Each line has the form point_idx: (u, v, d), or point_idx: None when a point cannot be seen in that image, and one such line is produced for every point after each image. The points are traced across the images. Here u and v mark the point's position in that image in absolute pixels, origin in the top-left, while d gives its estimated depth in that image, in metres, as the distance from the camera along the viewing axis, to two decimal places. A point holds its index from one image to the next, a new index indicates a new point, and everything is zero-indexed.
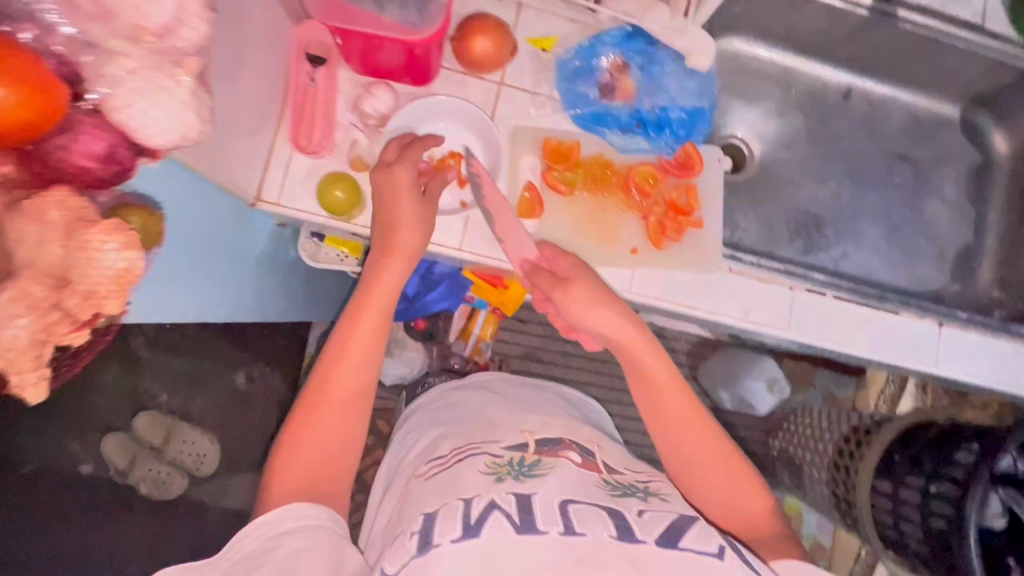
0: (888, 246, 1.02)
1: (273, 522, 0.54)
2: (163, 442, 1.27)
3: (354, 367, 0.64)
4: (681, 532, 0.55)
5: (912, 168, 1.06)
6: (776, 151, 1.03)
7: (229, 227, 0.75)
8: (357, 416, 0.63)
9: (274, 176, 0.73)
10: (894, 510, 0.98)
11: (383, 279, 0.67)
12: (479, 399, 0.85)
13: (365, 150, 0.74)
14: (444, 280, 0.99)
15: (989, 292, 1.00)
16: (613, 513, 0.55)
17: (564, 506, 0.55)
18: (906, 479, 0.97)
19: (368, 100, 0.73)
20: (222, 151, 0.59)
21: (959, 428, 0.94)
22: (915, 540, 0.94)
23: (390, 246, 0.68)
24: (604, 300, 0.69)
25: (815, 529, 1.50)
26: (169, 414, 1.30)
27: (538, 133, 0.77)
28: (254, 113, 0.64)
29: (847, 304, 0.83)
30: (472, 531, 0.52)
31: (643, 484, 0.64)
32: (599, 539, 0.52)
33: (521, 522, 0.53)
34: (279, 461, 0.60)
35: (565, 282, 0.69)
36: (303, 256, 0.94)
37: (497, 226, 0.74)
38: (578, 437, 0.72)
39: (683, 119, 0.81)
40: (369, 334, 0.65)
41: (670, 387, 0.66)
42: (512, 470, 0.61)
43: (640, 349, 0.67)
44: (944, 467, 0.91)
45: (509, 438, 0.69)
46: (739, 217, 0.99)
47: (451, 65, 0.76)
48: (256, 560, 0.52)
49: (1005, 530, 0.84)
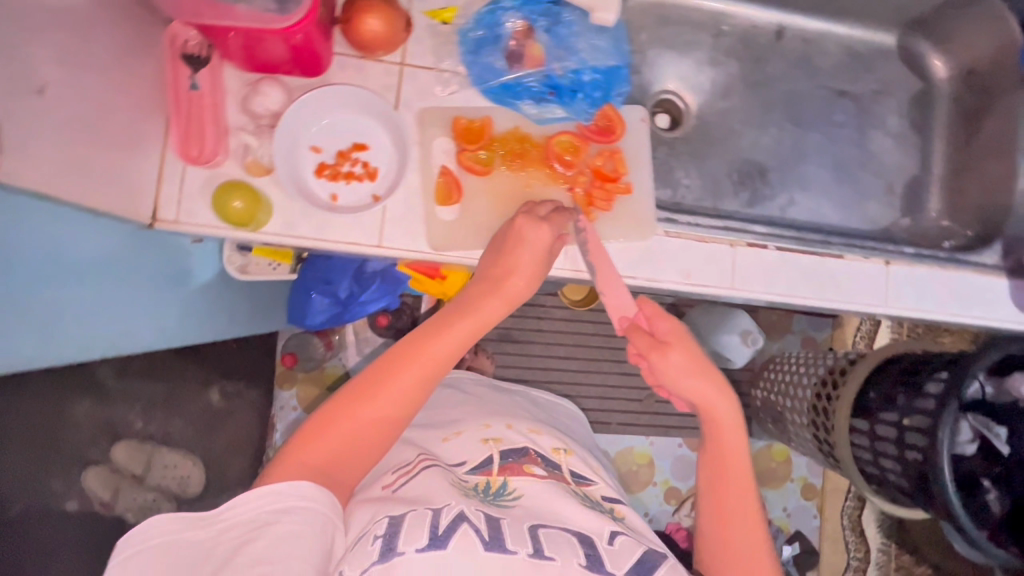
0: (837, 187, 0.99)
1: (272, 498, 0.51)
2: (144, 470, 1.16)
3: (412, 384, 0.59)
4: (650, 566, 0.57)
5: (853, 104, 1.02)
6: (712, 102, 1.00)
7: (126, 253, 0.71)
8: (387, 434, 0.59)
9: (168, 192, 0.68)
10: (873, 446, 0.98)
11: (480, 314, 0.63)
12: (442, 397, 0.84)
13: (260, 152, 0.69)
14: (376, 279, 0.94)
15: (939, 222, 0.99)
16: (584, 540, 0.58)
17: (534, 531, 0.57)
18: (881, 416, 0.96)
19: (256, 99, 0.69)
20: (88, 173, 0.54)
21: (926, 360, 0.93)
22: (897, 475, 0.93)
23: (498, 287, 0.65)
24: (702, 370, 0.63)
25: (805, 470, 1.51)
26: (148, 440, 1.18)
27: (445, 113, 0.73)
28: (121, 128, 0.59)
29: (790, 254, 0.81)
30: (438, 542, 0.52)
31: (609, 503, 0.70)
32: (567, 564, 0.54)
33: (490, 538, 0.54)
34: (305, 431, 0.57)
35: (665, 347, 0.63)
36: (229, 270, 0.87)
37: (600, 277, 0.69)
38: (542, 446, 0.74)
39: (597, 80, 0.77)
40: (441, 357, 0.60)
41: (738, 470, 0.63)
42: (482, 495, 0.63)
43: (721, 415, 0.64)
44: (916, 400, 0.89)
45: (475, 454, 0.70)
46: (680, 174, 0.96)
47: (345, 50, 0.71)
48: (250, 533, 0.49)
49: (976, 454, 0.83)
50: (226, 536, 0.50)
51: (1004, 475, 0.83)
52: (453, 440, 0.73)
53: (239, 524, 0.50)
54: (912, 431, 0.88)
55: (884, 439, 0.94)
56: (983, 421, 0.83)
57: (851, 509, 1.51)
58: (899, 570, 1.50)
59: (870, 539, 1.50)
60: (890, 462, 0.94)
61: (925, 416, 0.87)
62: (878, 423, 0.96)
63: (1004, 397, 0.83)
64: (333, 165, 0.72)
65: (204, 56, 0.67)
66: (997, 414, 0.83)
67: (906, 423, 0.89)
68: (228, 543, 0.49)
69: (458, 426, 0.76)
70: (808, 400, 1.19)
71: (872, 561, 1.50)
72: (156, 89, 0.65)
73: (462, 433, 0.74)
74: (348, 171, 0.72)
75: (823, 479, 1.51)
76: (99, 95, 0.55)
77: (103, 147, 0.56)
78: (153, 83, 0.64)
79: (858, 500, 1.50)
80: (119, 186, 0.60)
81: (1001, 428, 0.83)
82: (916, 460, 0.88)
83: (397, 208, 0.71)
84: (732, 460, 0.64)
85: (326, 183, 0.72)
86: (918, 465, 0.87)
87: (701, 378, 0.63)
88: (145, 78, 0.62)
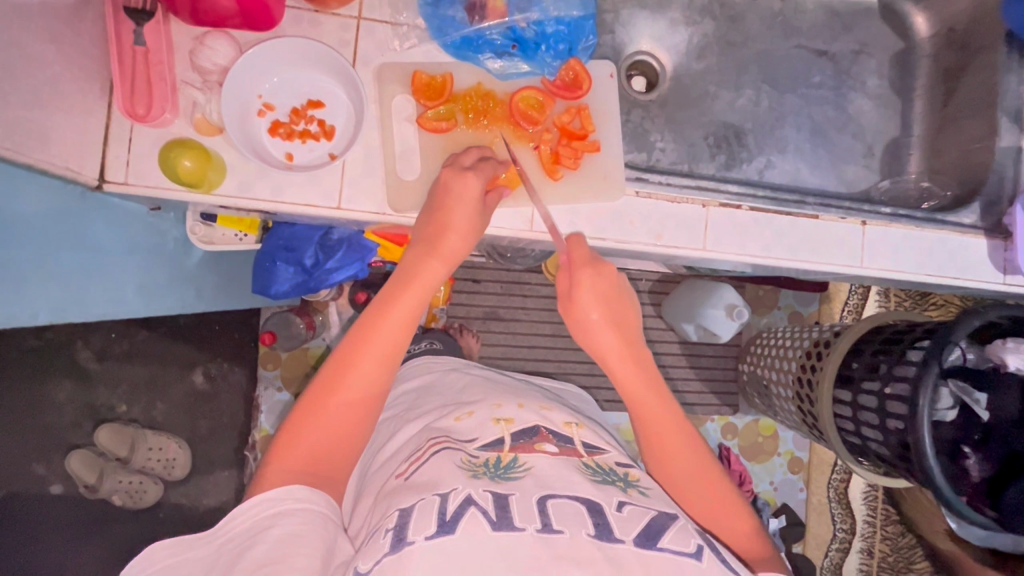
0: (815, 149, 0.97)
1: (265, 503, 0.52)
2: (128, 454, 1.18)
3: (374, 368, 0.61)
4: (658, 531, 0.52)
5: (833, 63, 0.99)
6: (687, 63, 0.97)
7: (78, 216, 0.69)
8: (363, 418, 0.61)
9: (115, 154, 0.65)
10: (855, 416, 0.96)
11: (421, 278, 0.64)
12: (451, 381, 0.81)
13: (209, 109, 0.67)
14: (343, 245, 0.90)
15: (919, 184, 0.97)
16: (592, 508, 0.53)
17: (542, 502, 0.53)
18: (863, 384, 0.94)
19: (203, 53, 0.66)
20: (31, 128, 0.52)
21: (911, 328, 0.92)
22: (879, 444, 0.92)
23: (435, 245, 0.65)
24: (606, 314, 0.68)
25: (792, 445, 1.51)
26: (132, 423, 1.23)
27: (405, 67, 0.70)
28: (57, 81, 0.56)
29: (761, 215, 0.80)
30: (446, 528, 0.49)
31: (623, 469, 0.62)
32: (576, 538, 0.49)
33: (498, 518, 0.50)
34: (281, 442, 0.59)
35: (573, 293, 0.68)
36: (194, 241, 0.85)
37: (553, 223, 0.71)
38: (553, 420, 0.68)
39: (561, 32, 0.72)
40: (396, 333, 0.62)
41: (654, 400, 0.66)
42: (489, 471, 0.57)
43: (625, 373, 0.68)
44: (897, 368, 0.87)
45: (486, 433, 0.64)
46: (655, 138, 0.93)
47: (297, 3, 0.68)
48: (252, 538, 0.50)
49: (956, 421, 0.82)
50: (228, 546, 0.51)
51: (986, 441, 0.81)
52: (463, 420, 0.68)
53: (239, 534, 0.51)
54: (894, 400, 0.87)
55: (867, 409, 0.93)
56: (964, 387, 0.81)
57: (838, 482, 1.51)
58: (885, 540, 1.51)
59: (855, 510, 1.51)
60: (871, 432, 0.93)
61: (904, 383, 0.85)
62: (861, 392, 0.95)
63: (984, 365, 0.82)
64: (288, 124, 0.69)
65: (149, 10, 0.63)
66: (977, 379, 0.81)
67: (886, 392, 0.88)
68: (231, 553, 0.50)
69: (470, 407, 0.70)
70: (794, 372, 1.18)
71: (858, 532, 1.51)
72: (96, 43, 0.61)
73: (474, 413, 0.68)
74: (303, 130, 0.69)
75: (810, 453, 1.51)
76: (38, 45, 0.53)
77: (41, 100, 0.54)
78: (92, 36, 0.61)
79: (844, 473, 1.50)
80: (59, 144, 0.58)
81: (982, 394, 0.81)
82: (896, 428, 0.87)
83: (354, 165, 0.69)
84: (645, 393, 0.67)
85: (281, 143, 0.69)
86: (898, 433, 0.86)
87: (600, 326, 0.67)
88: (83, 29, 0.59)
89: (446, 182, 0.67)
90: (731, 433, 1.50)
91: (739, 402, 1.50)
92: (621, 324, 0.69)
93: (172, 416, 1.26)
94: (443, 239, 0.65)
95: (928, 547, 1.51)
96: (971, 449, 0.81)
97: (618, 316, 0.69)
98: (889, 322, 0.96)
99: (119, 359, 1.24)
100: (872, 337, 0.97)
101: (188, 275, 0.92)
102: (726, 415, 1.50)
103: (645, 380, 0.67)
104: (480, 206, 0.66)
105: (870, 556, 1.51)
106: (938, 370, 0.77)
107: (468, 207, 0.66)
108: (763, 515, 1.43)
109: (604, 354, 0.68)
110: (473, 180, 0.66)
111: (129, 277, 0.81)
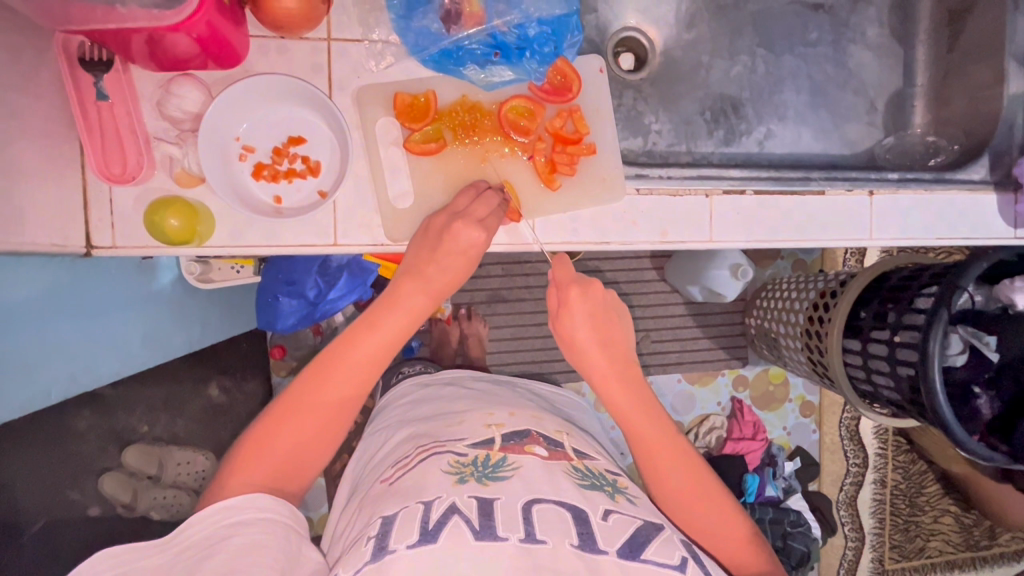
0: (816, 112, 0.93)
1: (224, 513, 0.53)
2: (160, 469, 1.09)
3: (352, 382, 0.61)
4: (642, 543, 0.53)
5: (829, 17, 0.94)
6: (676, 35, 0.92)
7: (71, 285, 0.69)
8: (327, 431, 0.61)
9: (99, 217, 0.63)
10: (865, 365, 0.96)
11: (403, 305, 0.64)
12: (446, 393, 0.79)
13: (187, 160, 0.64)
14: (343, 271, 0.90)
15: (925, 138, 0.93)
16: (577, 516, 0.54)
17: (528, 508, 0.54)
18: (873, 334, 0.93)
19: (171, 100, 0.62)
20: (10, 206, 0.51)
21: (918, 272, 0.90)
22: (889, 390, 0.92)
23: (422, 272, 0.65)
24: (596, 314, 0.70)
25: (802, 390, 1.54)
26: (157, 442, 1.12)
27: (385, 88, 0.67)
28: (21, 156, 0.52)
29: (767, 196, 0.77)
30: (428, 537, 0.50)
31: (612, 475, 0.64)
32: (559, 548, 0.50)
33: (481, 527, 0.51)
34: (247, 441, 0.59)
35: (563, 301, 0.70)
36: (190, 280, 0.82)
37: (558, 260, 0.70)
38: (545, 428, 0.68)
39: (545, 33, 0.68)
40: (376, 353, 0.62)
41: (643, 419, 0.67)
42: (476, 471, 0.58)
43: (611, 379, 0.69)
44: (906, 316, 0.87)
45: (475, 434, 0.64)
46: (650, 119, 0.89)
47: (262, 32, 0.64)
48: (208, 548, 0.50)
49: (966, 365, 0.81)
50: (182, 556, 0.51)
51: (996, 380, 0.80)
52: (454, 426, 0.67)
53: (195, 543, 0.51)
54: (904, 348, 0.86)
55: (876, 357, 0.93)
56: (973, 332, 0.79)
57: (849, 423, 1.55)
58: (897, 469, 1.55)
59: (867, 445, 1.55)
60: (882, 379, 0.93)
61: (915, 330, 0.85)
62: (870, 342, 0.94)
63: (993, 305, 0.81)
64: (271, 165, 0.66)
65: (105, 60, 0.59)
66: (987, 323, 0.81)
67: (896, 340, 0.88)
68: (187, 560, 0.50)
69: (461, 416, 0.70)
70: (801, 325, 1.15)
71: (870, 465, 1.55)
72: (57, 106, 0.57)
73: (465, 420, 0.68)
74: (288, 170, 0.67)
75: (821, 398, 1.54)
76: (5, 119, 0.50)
77: (17, 173, 0.52)
78: (51, 99, 0.56)
79: (854, 412, 1.54)
80: (36, 220, 0.55)
81: (991, 337, 0.80)
82: (908, 374, 0.87)
83: (347, 202, 0.67)
84: (632, 411, 0.68)
85: (267, 185, 0.66)
86: (910, 379, 0.86)
87: (586, 346, 0.69)
88: (49, 92, 0.56)
89: (449, 229, 0.65)
90: (742, 386, 1.51)
91: (749, 354, 1.49)
92: (605, 334, 0.70)
93: (195, 430, 1.15)
94: (428, 275, 0.65)
95: (937, 470, 1.56)
96: (980, 389, 0.81)
97: (607, 330, 0.71)
98: (899, 267, 0.93)
99: (134, 380, 1.08)
100: (877, 286, 0.95)
101: (188, 313, 0.91)
102: (736, 368, 1.49)
103: (628, 387, 0.69)
104: (475, 258, 0.66)
105: (882, 485, 1.55)
106: (949, 315, 0.76)
107: (464, 235, 0.65)
108: (779, 461, 1.49)
109: (587, 354, 0.70)
110: (480, 233, 0.65)
111: (132, 327, 0.81)
